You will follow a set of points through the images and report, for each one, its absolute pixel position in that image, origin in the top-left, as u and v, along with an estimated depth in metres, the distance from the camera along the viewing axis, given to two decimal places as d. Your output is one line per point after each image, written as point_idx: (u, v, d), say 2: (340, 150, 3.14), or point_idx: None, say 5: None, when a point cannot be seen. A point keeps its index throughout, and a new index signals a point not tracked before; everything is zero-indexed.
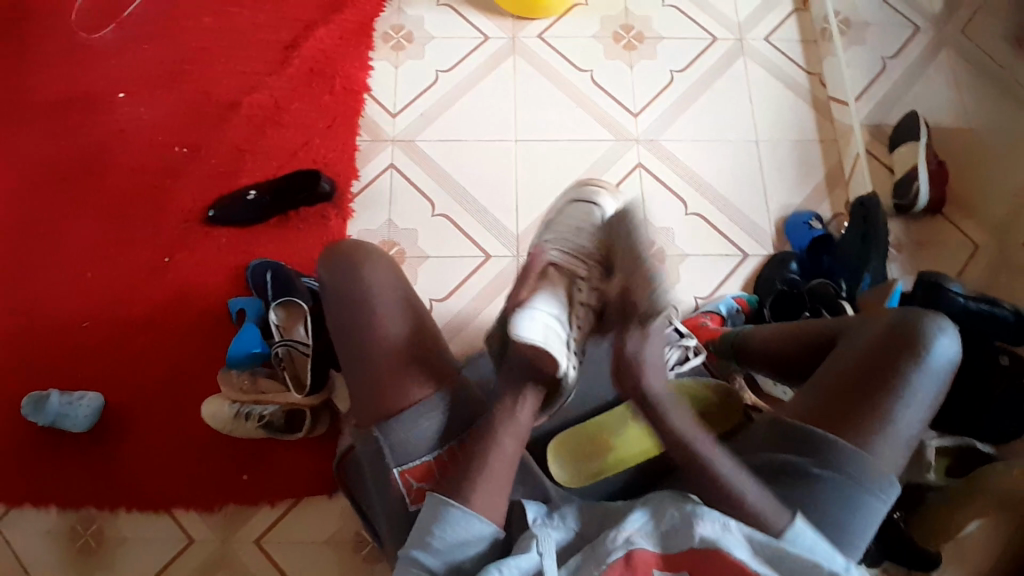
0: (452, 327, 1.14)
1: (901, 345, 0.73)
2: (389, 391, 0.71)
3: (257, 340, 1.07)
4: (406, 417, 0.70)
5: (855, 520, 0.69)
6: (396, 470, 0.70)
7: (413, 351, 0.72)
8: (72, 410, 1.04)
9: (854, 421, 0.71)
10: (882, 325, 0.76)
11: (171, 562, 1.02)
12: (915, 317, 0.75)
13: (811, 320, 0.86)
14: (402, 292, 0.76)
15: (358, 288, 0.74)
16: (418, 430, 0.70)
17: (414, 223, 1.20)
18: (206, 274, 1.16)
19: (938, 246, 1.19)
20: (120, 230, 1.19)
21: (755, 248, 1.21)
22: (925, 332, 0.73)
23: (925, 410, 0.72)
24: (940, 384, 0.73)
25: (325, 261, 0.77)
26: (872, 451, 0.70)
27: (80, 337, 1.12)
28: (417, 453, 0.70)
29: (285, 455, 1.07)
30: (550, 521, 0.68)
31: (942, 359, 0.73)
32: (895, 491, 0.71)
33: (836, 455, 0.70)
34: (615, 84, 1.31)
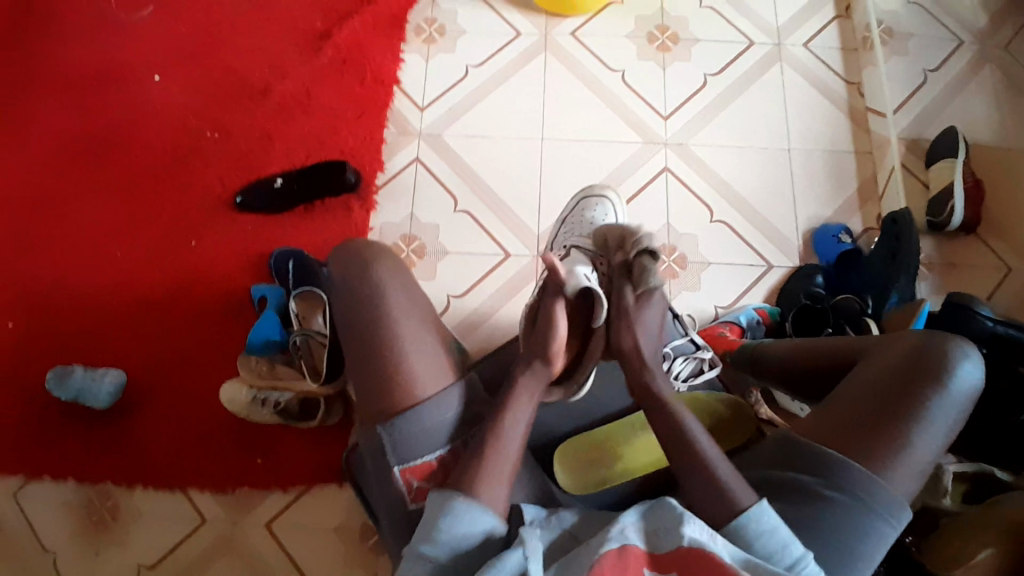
0: (468, 324, 1.14)
1: (922, 369, 0.72)
2: (402, 390, 0.71)
3: (276, 328, 1.09)
4: (418, 411, 0.70)
5: (861, 545, 0.67)
6: (399, 467, 0.71)
7: (422, 349, 0.73)
8: (94, 385, 1.06)
9: (868, 443, 0.69)
10: (904, 348, 0.75)
11: (183, 539, 1.04)
12: (938, 341, 0.74)
13: (829, 337, 0.85)
14: (413, 294, 0.77)
15: (369, 286, 0.75)
16: (427, 425, 0.70)
17: (436, 218, 1.20)
18: (230, 258, 1.18)
19: (971, 267, 1.15)
20: (148, 210, 1.21)
21: (780, 259, 1.19)
22: (946, 358, 0.72)
23: (942, 436, 0.70)
24: (959, 412, 0.71)
25: (338, 261, 0.79)
26: (885, 475, 0.68)
27: (105, 315, 1.15)
28: (421, 450, 0.70)
29: (298, 442, 1.08)
30: (546, 523, 0.67)
31: (963, 386, 0.71)
32: (905, 518, 0.69)
33: (846, 478, 0.68)
34: (646, 85, 1.29)
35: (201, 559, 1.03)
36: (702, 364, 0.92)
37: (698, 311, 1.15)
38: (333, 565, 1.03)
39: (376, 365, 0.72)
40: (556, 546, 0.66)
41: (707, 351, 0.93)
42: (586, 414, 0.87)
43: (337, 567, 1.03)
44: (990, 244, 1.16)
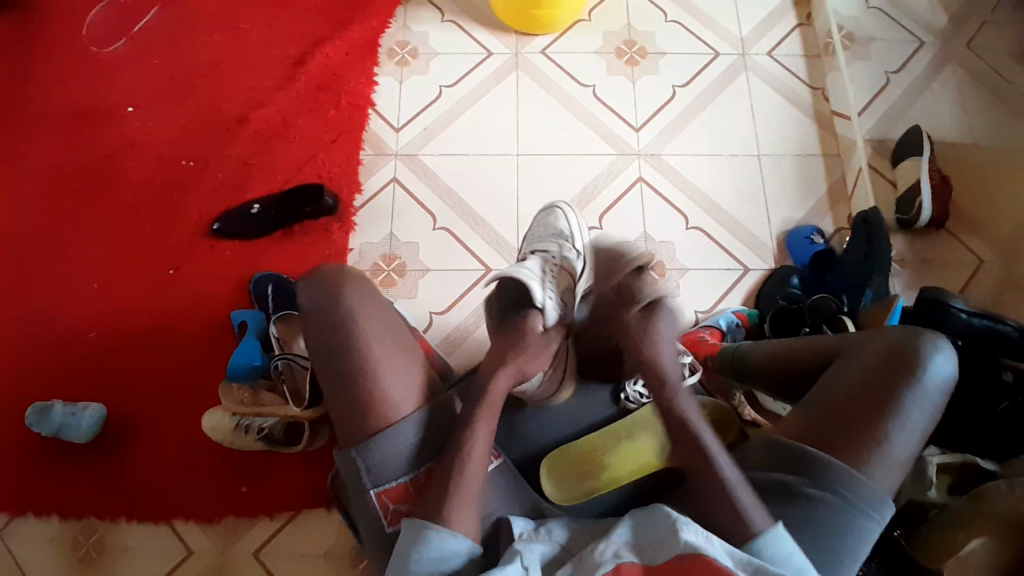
0: (452, 340, 1.14)
1: (897, 365, 0.73)
2: (375, 411, 0.71)
3: (258, 353, 1.09)
4: (386, 435, 0.70)
5: (847, 542, 0.68)
6: (375, 491, 0.71)
7: (392, 371, 0.72)
8: (75, 420, 1.05)
9: (848, 442, 0.70)
10: (879, 346, 0.76)
11: (171, 572, 1.02)
12: (912, 337, 0.75)
13: (807, 338, 0.86)
14: (384, 313, 0.76)
15: (338, 308, 0.73)
16: (397, 449, 0.71)
17: (416, 236, 1.21)
18: (211, 286, 1.18)
19: (942, 262, 1.17)
20: (126, 241, 1.21)
21: (756, 262, 1.20)
22: (921, 352, 0.73)
23: (921, 430, 0.71)
24: (937, 405, 0.72)
25: (306, 280, 0.77)
26: (867, 470, 0.69)
27: (85, 348, 1.14)
28: (394, 473, 0.71)
29: (284, 467, 1.07)
30: (537, 536, 0.68)
31: (938, 380, 0.72)
32: (889, 512, 0.70)
33: (828, 474, 0.69)
34: (618, 99, 1.32)
35: None
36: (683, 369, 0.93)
37: None
38: None
39: (347, 389, 0.72)
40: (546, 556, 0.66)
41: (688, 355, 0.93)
42: (572, 423, 0.85)
43: None
44: (961, 238, 1.19)
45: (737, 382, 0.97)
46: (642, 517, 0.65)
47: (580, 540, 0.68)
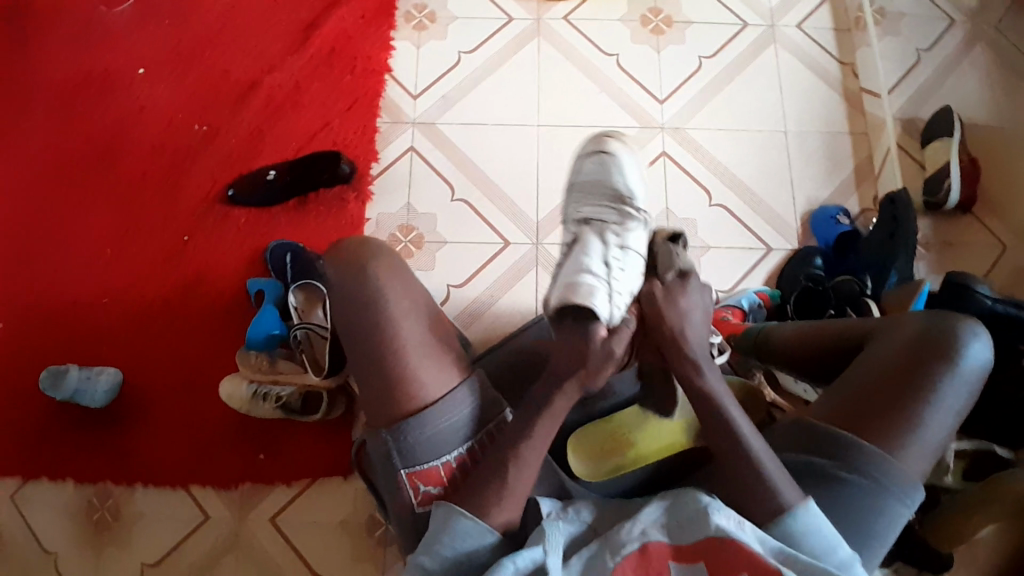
0: (469, 314, 1.13)
1: (932, 350, 0.72)
2: (406, 395, 0.70)
3: (276, 322, 1.07)
4: (419, 420, 0.69)
5: (874, 525, 0.68)
6: (406, 472, 0.70)
7: (425, 356, 0.72)
8: (90, 386, 1.05)
9: (880, 426, 0.70)
10: (913, 329, 0.74)
11: (187, 538, 1.03)
12: (946, 322, 0.74)
13: (836, 320, 0.85)
14: (412, 293, 0.75)
15: (368, 290, 0.72)
16: (431, 434, 0.70)
17: (434, 207, 1.19)
18: (225, 253, 1.16)
19: (966, 246, 1.16)
20: (139, 206, 1.19)
21: (778, 242, 1.19)
22: (955, 338, 0.72)
23: (953, 416, 0.71)
24: (969, 392, 0.71)
25: (332, 259, 0.76)
26: (900, 457, 0.69)
27: (99, 314, 1.13)
28: (429, 457, 0.70)
29: (299, 436, 1.07)
30: (564, 515, 0.67)
31: (971, 366, 0.72)
32: (919, 497, 0.70)
33: (862, 461, 0.68)
34: (641, 70, 1.29)
35: (206, 558, 1.02)
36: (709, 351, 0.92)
37: None
38: (342, 558, 1.02)
39: (378, 374, 0.71)
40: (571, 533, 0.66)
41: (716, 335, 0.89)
42: (595, 402, 0.84)
43: (345, 561, 1.02)
44: (987, 223, 1.17)
45: (758, 361, 0.96)
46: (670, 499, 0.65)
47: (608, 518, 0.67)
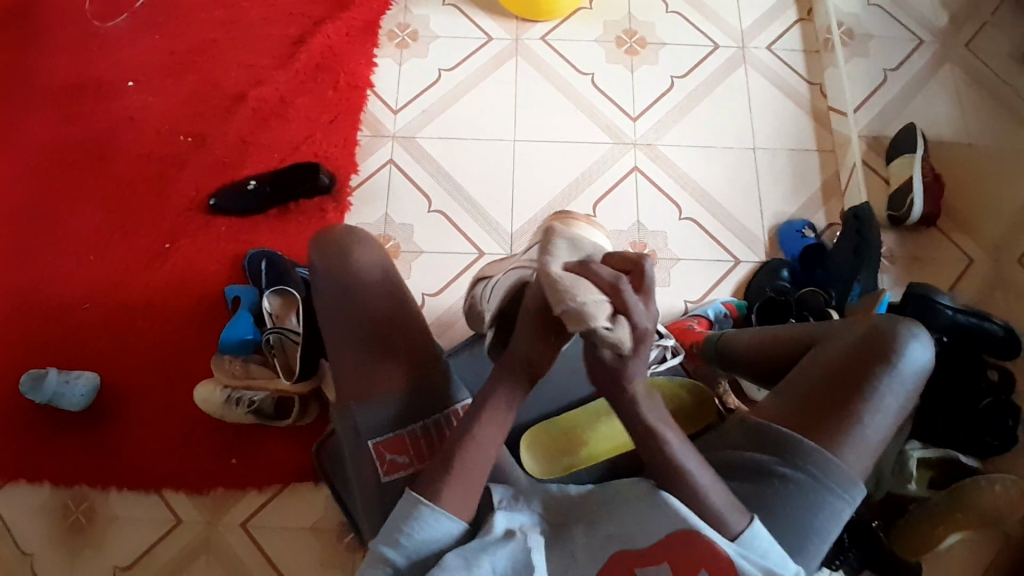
0: (443, 322, 1.16)
1: (873, 350, 0.75)
2: (369, 366, 0.75)
3: (250, 327, 1.10)
4: (371, 402, 0.74)
5: (814, 520, 0.70)
6: (373, 443, 0.73)
7: (384, 333, 0.76)
8: (68, 388, 1.06)
9: (822, 424, 0.73)
10: (856, 332, 0.77)
11: (160, 541, 1.04)
12: (892, 323, 0.76)
13: (789, 325, 0.88)
14: (389, 287, 0.79)
15: (348, 272, 0.78)
16: (383, 416, 0.74)
17: (411, 218, 1.22)
18: (205, 262, 1.19)
19: (933, 261, 1.18)
20: (123, 215, 1.22)
21: (746, 254, 1.21)
22: (898, 339, 0.75)
23: (894, 413, 0.73)
24: (911, 389, 0.74)
25: (317, 245, 0.81)
26: (838, 452, 0.71)
27: (80, 319, 1.15)
28: (391, 428, 0.73)
29: (271, 441, 1.09)
30: (515, 504, 0.71)
31: (914, 366, 0.74)
32: (860, 493, 0.72)
33: (799, 455, 0.71)
34: (616, 88, 1.32)
35: (177, 562, 1.03)
36: (665, 351, 0.93)
37: (668, 305, 1.18)
38: (310, 564, 1.03)
39: (350, 353, 0.76)
40: (528, 524, 0.70)
41: (671, 338, 0.94)
42: (551, 401, 0.90)
43: (314, 565, 1.03)
44: (952, 238, 1.20)
45: (721, 368, 0.99)
46: (626, 502, 0.68)
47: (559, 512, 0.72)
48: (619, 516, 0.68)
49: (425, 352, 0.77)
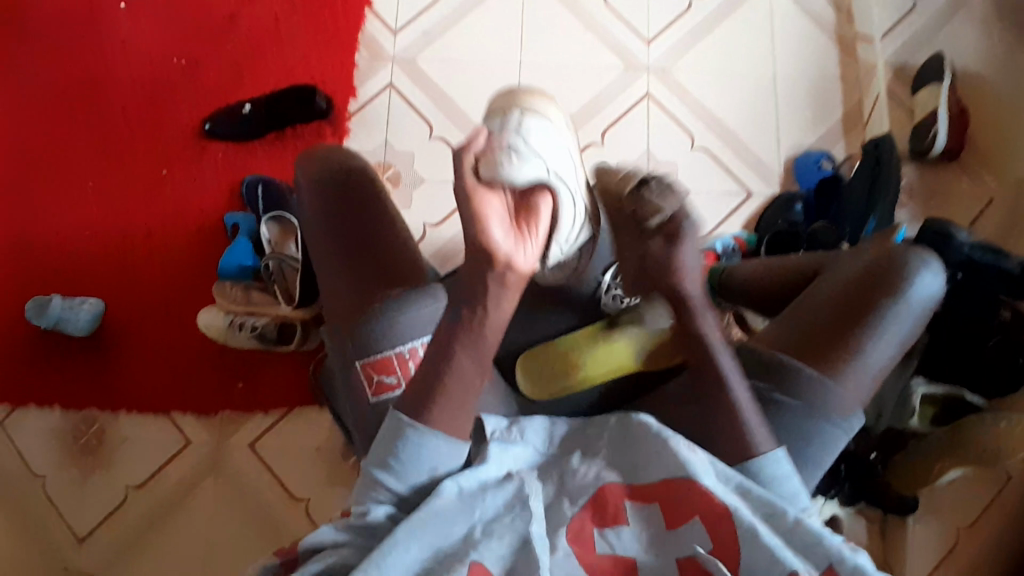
0: (445, 253, 1.14)
1: (878, 282, 0.77)
2: (357, 291, 0.75)
3: (249, 254, 1.10)
4: (358, 319, 0.72)
5: (811, 445, 0.74)
6: (361, 363, 0.72)
7: (364, 243, 0.77)
8: (72, 314, 1.07)
9: (823, 353, 0.75)
10: (859, 264, 0.79)
11: (170, 461, 1.06)
12: (899, 254, 0.78)
13: (794, 256, 0.89)
14: (377, 204, 0.80)
15: (334, 187, 0.80)
16: (375, 334, 0.71)
17: (412, 146, 1.19)
18: (203, 189, 1.17)
19: (950, 197, 1.13)
20: (120, 140, 1.19)
21: (758, 186, 1.17)
22: (905, 269, 0.77)
23: (897, 342, 0.76)
24: (916, 320, 0.77)
25: (309, 164, 0.85)
26: (840, 379, 0.73)
27: (81, 246, 1.15)
28: (381, 347, 0.71)
29: (274, 365, 1.10)
30: (509, 433, 0.76)
31: (919, 297, 0.77)
32: (856, 421, 0.75)
33: (800, 383, 0.73)
34: (629, 7, 1.25)
35: (187, 481, 1.06)
36: None
37: None
38: (316, 484, 1.06)
39: (337, 276, 0.77)
40: (521, 453, 0.75)
41: None
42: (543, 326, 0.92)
43: (320, 485, 1.06)
44: (974, 173, 1.14)
45: (723, 302, 0.99)
46: (620, 436, 0.75)
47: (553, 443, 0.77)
48: (616, 448, 0.74)
49: (409, 273, 0.75)
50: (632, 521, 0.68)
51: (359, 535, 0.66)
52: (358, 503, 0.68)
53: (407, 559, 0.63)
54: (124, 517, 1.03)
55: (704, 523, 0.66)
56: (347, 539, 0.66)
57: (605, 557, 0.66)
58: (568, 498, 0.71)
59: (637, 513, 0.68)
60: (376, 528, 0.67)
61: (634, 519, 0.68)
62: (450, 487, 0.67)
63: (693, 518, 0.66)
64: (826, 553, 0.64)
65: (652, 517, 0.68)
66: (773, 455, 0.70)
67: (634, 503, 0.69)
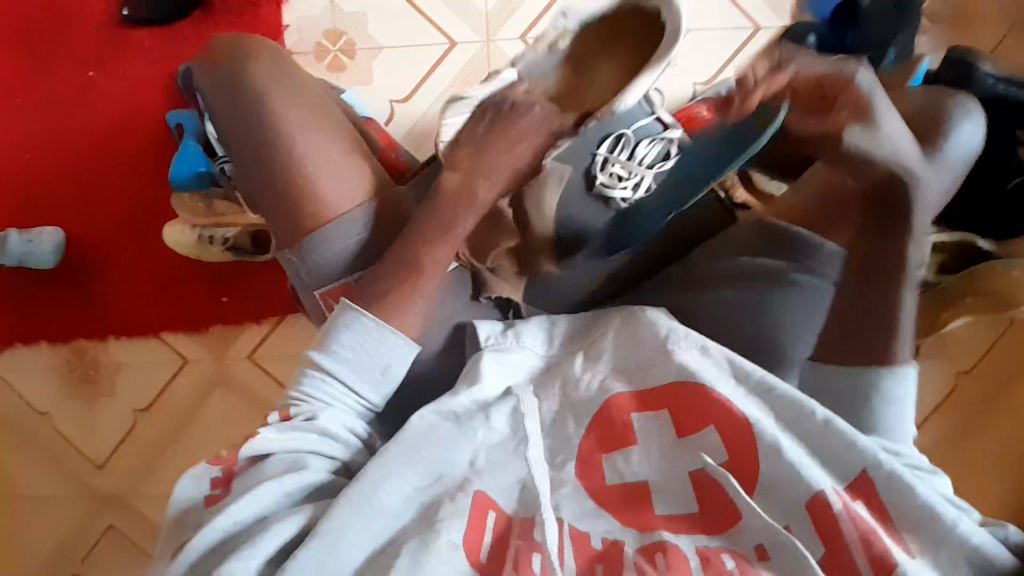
0: (418, 132, 1.04)
1: (917, 131, 0.67)
2: (312, 210, 0.64)
3: (200, 158, 0.97)
4: (327, 230, 0.64)
5: None
6: (320, 292, 0.66)
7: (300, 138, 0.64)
8: (33, 248, 0.99)
9: (847, 223, 0.67)
10: (900, 109, 0.69)
11: (171, 382, 1.05)
12: (939, 100, 0.69)
13: None
14: (306, 89, 0.67)
15: (242, 73, 0.64)
16: (348, 241, 0.65)
17: (362, 5, 1.04)
18: (136, 85, 1.04)
19: (973, 22, 1.03)
20: (27, 39, 1.03)
21: (770, 20, 1.06)
22: (945, 116, 0.68)
23: (934, 202, 0.68)
24: (956, 173, 0.68)
25: (210, 59, 0.67)
26: (865, 252, 0.67)
27: (21, 170, 1.03)
28: (336, 272, 0.65)
29: (256, 273, 1.05)
30: (503, 340, 0.66)
31: (962, 145, 0.68)
32: (884, 296, 0.69)
33: (818, 260, 0.70)
34: None
35: (192, 398, 1.06)
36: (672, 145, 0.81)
37: (677, 91, 1.03)
38: None
39: (274, 193, 0.64)
40: (520, 361, 0.65)
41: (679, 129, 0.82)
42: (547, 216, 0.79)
43: None
44: None
45: None
46: (626, 332, 0.65)
47: (554, 345, 0.68)
48: (624, 347, 0.63)
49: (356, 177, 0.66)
50: (642, 439, 0.59)
51: (312, 442, 0.58)
52: (296, 399, 0.60)
53: (388, 494, 0.55)
54: (139, 439, 1.05)
55: (721, 434, 0.57)
56: (298, 444, 0.57)
57: (615, 486, 0.58)
58: (573, 415, 0.61)
59: (647, 426, 0.59)
60: (353, 450, 0.61)
61: (644, 434, 0.59)
62: (434, 413, 0.60)
63: (710, 427, 0.57)
64: (860, 457, 0.55)
65: (662, 427, 0.59)
66: (883, 387, 0.63)
67: (642, 415, 0.60)
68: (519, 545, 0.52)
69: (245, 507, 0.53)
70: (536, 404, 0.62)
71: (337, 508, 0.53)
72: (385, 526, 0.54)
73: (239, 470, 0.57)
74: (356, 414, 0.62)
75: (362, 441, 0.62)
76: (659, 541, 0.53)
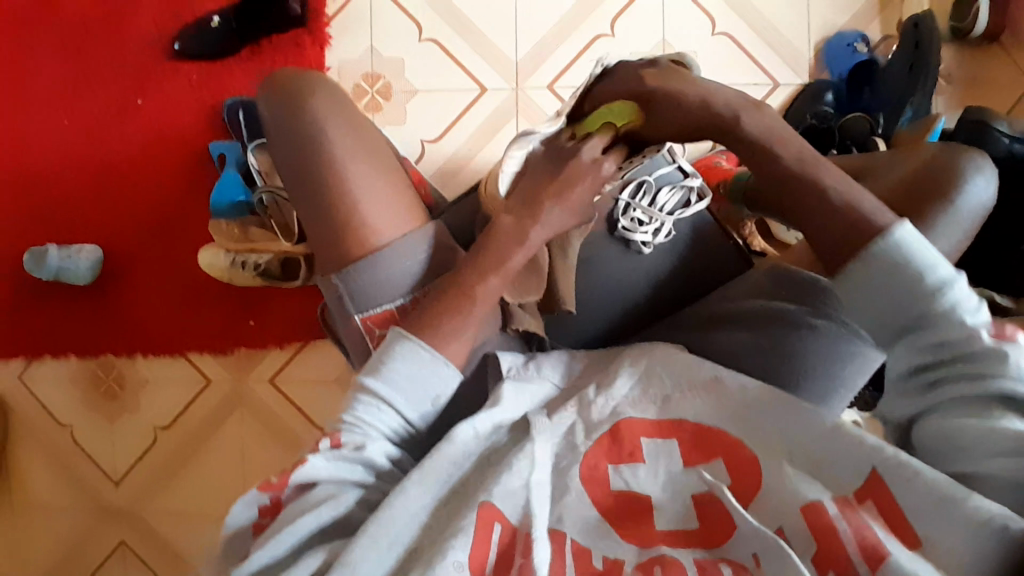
0: (448, 169, 1.09)
1: (933, 184, 0.69)
2: (352, 232, 0.67)
3: (240, 189, 1.03)
4: (379, 259, 0.67)
5: (846, 369, 0.70)
6: (359, 317, 0.69)
7: (336, 161, 0.68)
8: (70, 264, 1.04)
9: None
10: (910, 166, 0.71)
11: (193, 401, 1.08)
12: (955, 154, 0.70)
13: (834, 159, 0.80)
14: (352, 117, 0.71)
15: (294, 99, 0.69)
16: (400, 269, 0.68)
17: (400, 51, 1.10)
18: (183, 115, 1.10)
19: (991, 82, 1.07)
20: (84, 68, 1.10)
21: (788, 76, 1.09)
22: (961, 171, 0.69)
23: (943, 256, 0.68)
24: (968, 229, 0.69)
25: (268, 87, 0.72)
26: None
27: (66, 189, 1.09)
28: (380, 301, 0.68)
29: (282, 300, 1.08)
30: (525, 371, 0.67)
31: (975, 202, 0.68)
32: None
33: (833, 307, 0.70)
34: None
35: (211, 418, 1.08)
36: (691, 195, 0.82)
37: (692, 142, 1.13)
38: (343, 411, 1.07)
39: (316, 208, 0.68)
40: (539, 391, 0.66)
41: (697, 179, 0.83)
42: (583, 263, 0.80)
43: None
44: (1015, 53, 1.08)
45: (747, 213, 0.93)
46: (643, 365, 0.65)
47: (570, 375, 0.69)
48: (640, 375, 0.64)
49: (393, 199, 0.70)
50: (650, 458, 0.58)
51: (356, 473, 0.58)
52: (347, 425, 0.61)
53: (406, 508, 0.55)
54: (155, 456, 1.07)
55: (726, 463, 0.57)
56: (346, 474, 0.58)
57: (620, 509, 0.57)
58: (584, 426, 0.61)
59: (657, 448, 0.59)
60: (384, 474, 0.61)
61: (653, 455, 0.58)
62: (463, 430, 0.60)
63: (716, 460, 0.57)
64: (867, 454, 0.53)
65: (671, 453, 0.58)
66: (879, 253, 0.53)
67: (652, 438, 0.59)
68: (524, 560, 0.52)
69: (284, 542, 0.54)
70: (547, 422, 0.61)
71: (361, 542, 0.53)
72: (399, 535, 0.55)
73: (287, 500, 0.57)
74: (394, 435, 0.63)
75: (396, 463, 0.62)
76: (658, 556, 0.53)
